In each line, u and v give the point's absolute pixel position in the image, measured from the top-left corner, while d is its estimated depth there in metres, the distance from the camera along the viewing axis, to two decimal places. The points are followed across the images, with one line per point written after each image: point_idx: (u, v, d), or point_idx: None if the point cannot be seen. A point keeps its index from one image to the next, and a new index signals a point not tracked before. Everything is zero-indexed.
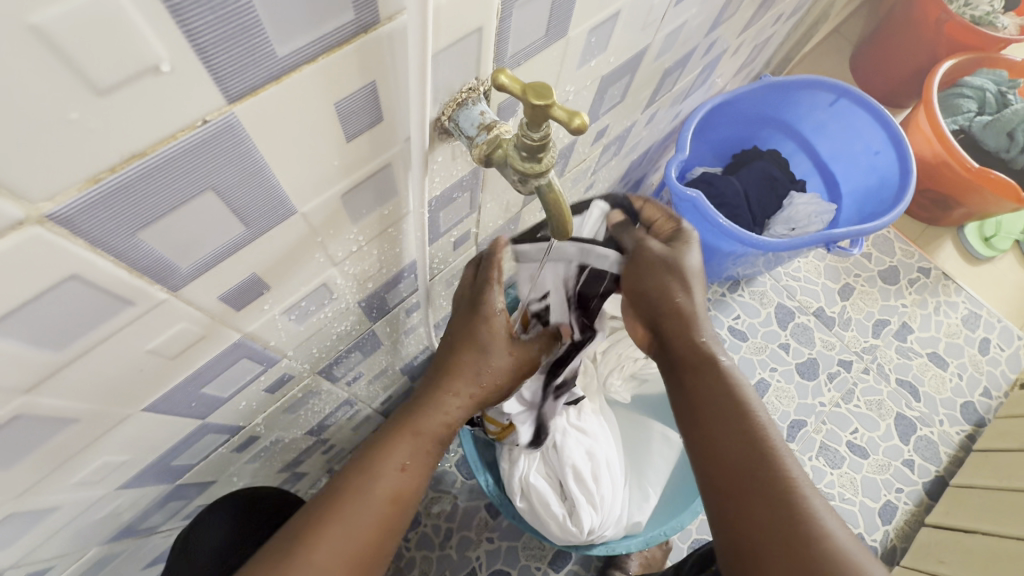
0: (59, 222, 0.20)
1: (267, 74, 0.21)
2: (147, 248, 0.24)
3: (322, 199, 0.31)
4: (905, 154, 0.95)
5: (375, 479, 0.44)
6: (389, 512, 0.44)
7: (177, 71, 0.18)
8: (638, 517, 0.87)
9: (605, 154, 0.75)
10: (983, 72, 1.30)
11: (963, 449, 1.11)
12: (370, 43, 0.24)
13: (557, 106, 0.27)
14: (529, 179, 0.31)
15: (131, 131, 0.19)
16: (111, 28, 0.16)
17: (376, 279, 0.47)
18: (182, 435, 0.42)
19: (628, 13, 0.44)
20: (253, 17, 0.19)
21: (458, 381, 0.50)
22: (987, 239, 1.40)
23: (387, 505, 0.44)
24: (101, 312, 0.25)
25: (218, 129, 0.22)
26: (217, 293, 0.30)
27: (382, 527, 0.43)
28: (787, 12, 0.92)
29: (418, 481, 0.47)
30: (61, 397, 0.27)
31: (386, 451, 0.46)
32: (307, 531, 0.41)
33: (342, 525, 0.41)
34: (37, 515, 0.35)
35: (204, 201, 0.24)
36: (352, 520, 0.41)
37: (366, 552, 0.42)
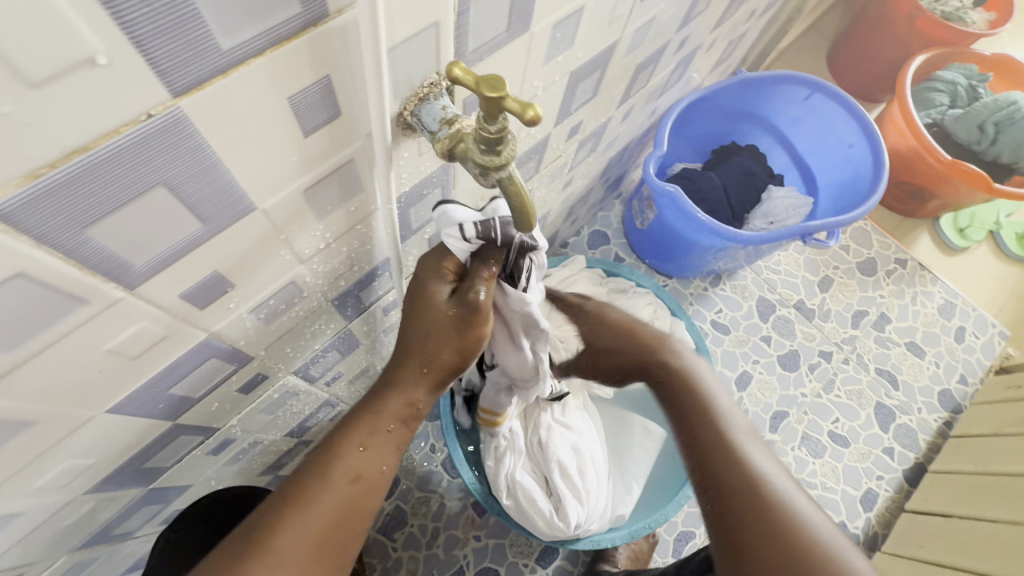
0: (0, 218, 0.19)
1: (213, 68, 0.21)
2: (99, 245, 0.24)
3: (283, 195, 0.31)
4: (878, 146, 0.97)
5: (333, 464, 0.40)
6: (350, 495, 0.40)
7: (115, 63, 0.18)
8: (622, 510, 0.88)
9: (581, 151, 0.75)
10: (954, 66, 1.33)
11: (941, 435, 1.14)
12: (321, 37, 0.24)
13: (511, 98, 0.27)
14: (490, 171, 0.32)
15: (71, 125, 0.19)
16: (39, 18, 0.16)
17: (348, 277, 0.47)
18: (152, 436, 0.41)
19: (593, 9, 0.44)
20: (192, 10, 0.19)
21: (414, 356, 0.42)
22: (962, 230, 1.43)
23: (348, 485, 0.40)
24: (54, 310, 0.25)
25: (164, 123, 0.21)
26: (178, 291, 0.30)
27: (342, 512, 0.39)
28: (760, 8, 0.93)
29: (379, 465, 0.42)
30: (16, 398, 0.27)
31: (345, 432, 0.41)
32: (269, 521, 0.38)
33: (298, 515, 0.38)
34: (1, 521, 0.34)
35: (156, 197, 0.24)
36: (310, 508, 0.38)
37: (326, 542, 0.39)
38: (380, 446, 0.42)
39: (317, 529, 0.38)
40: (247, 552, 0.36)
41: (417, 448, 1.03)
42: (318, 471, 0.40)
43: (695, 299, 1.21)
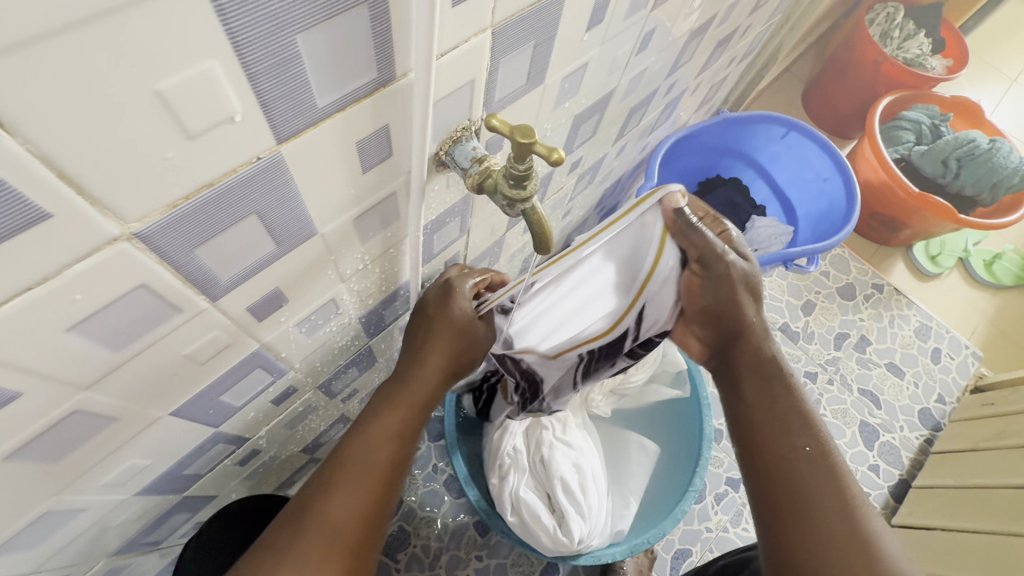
0: (142, 238, 0.24)
1: (308, 120, 0.27)
2: (201, 262, 0.28)
3: (338, 222, 0.36)
4: (850, 180, 1.05)
5: (369, 449, 0.44)
6: (386, 478, 0.44)
7: (246, 119, 0.23)
8: (622, 526, 0.91)
9: (580, 183, 0.82)
10: (918, 107, 1.44)
11: (923, 452, 1.18)
12: (388, 94, 0.30)
13: (538, 143, 0.33)
14: (516, 204, 0.37)
15: (206, 165, 0.24)
16: (206, 88, 0.21)
17: (376, 296, 0.52)
18: (197, 442, 0.45)
19: (596, 64, 0.51)
20: (305, 78, 0.24)
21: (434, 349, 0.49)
22: (933, 257, 1.52)
23: (385, 469, 0.44)
24: (156, 318, 0.29)
25: (268, 164, 0.27)
26: (247, 303, 0.35)
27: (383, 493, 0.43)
28: (739, 55, 1.02)
29: (409, 450, 0.46)
30: (109, 396, 0.31)
31: (378, 420, 0.45)
32: (313, 500, 0.41)
33: (344, 493, 0.41)
34: (65, 517, 0.38)
35: (249, 223, 0.29)
36: (356, 490, 0.42)
37: (369, 523, 0.42)
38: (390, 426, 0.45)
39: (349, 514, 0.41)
40: (298, 532, 0.39)
41: (420, 468, 1.06)
42: (356, 455, 0.43)
43: None
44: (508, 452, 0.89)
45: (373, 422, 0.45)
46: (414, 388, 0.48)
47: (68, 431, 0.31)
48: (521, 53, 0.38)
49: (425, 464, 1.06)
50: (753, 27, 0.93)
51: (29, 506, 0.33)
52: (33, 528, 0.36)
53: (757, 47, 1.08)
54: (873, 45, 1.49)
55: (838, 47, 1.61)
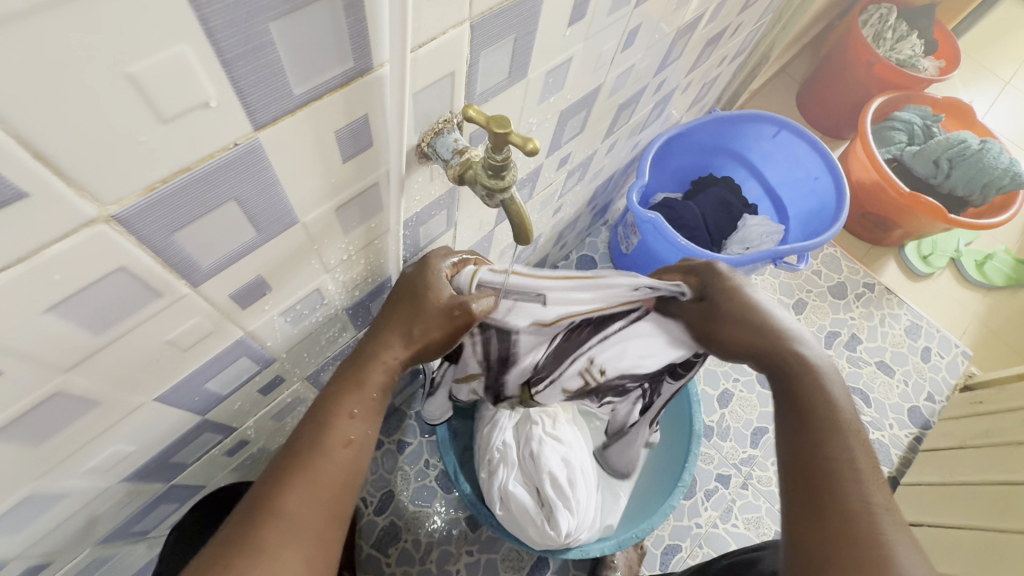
0: (119, 221, 0.25)
1: (284, 108, 0.27)
2: (180, 247, 0.29)
3: (319, 211, 0.37)
4: (840, 179, 1.06)
5: (327, 432, 0.44)
6: (346, 456, 0.44)
7: (221, 105, 0.24)
8: (611, 520, 0.92)
9: (570, 179, 0.83)
10: (910, 108, 1.45)
11: (912, 450, 1.19)
12: (365, 83, 0.30)
13: (514, 134, 0.34)
14: (495, 193, 0.38)
15: (182, 150, 0.24)
16: (178, 72, 0.22)
17: (362, 288, 0.53)
18: (183, 430, 0.46)
19: (580, 59, 0.51)
20: (278, 65, 0.25)
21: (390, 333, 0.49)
22: (926, 257, 1.53)
23: (344, 449, 0.44)
24: (137, 302, 0.30)
25: (245, 151, 0.27)
26: (229, 290, 0.35)
27: (343, 472, 0.44)
28: (730, 54, 1.03)
29: (369, 428, 0.47)
30: (92, 379, 0.32)
31: (334, 403, 0.46)
32: (272, 488, 0.41)
33: (302, 479, 0.42)
34: (49, 502, 0.38)
35: (227, 209, 0.30)
36: (314, 474, 0.42)
37: (330, 505, 0.42)
38: (351, 410, 0.46)
39: (315, 497, 0.42)
40: (258, 520, 0.39)
41: (412, 463, 1.06)
42: (314, 439, 0.44)
43: None
44: (497, 447, 0.90)
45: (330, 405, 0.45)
46: (372, 368, 0.48)
47: (50, 413, 0.31)
48: (501, 47, 0.39)
49: (417, 459, 1.06)
50: (744, 26, 0.94)
51: (14, 488, 0.34)
52: (19, 511, 0.36)
53: (749, 46, 1.09)
54: (865, 46, 1.50)
55: (832, 48, 1.62)
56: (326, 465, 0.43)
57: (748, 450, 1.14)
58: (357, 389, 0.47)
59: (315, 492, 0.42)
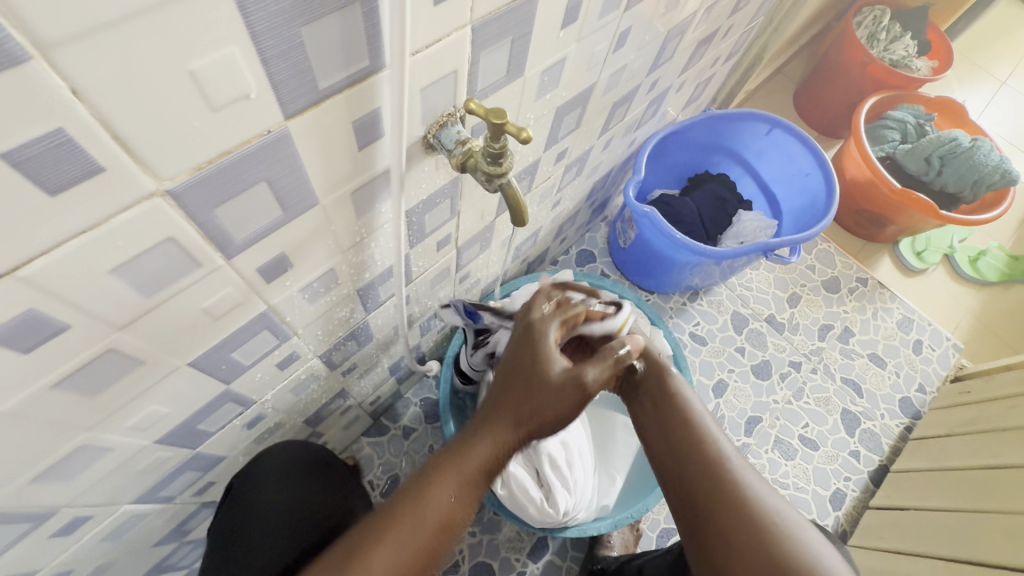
0: (172, 196, 0.29)
1: (310, 100, 0.32)
2: (219, 221, 0.33)
3: (337, 194, 0.41)
4: (830, 175, 1.10)
5: (424, 504, 0.51)
6: (438, 526, 0.51)
7: (258, 96, 0.28)
8: (607, 501, 0.96)
9: (568, 174, 0.87)
10: (903, 107, 1.49)
11: (902, 439, 1.23)
12: (379, 79, 0.35)
13: (509, 124, 0.38)
14: (494, 178, 0.42)
15: (226, 135, 0.29)
16: (227, 68, 0.26)
17: (372, 270, 0.57)
18: (210, 397, 0.50)
19: (574, 59, 0.56)
20: (307, 62, 0.29)
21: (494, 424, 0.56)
22: (919, 253, 1.56)
23: (437, 519, 0.51)
24: (181, 270, 0.34)
25: (276, 137, 0.32)
26: (256, 264, 0.40)
27: (430, 539, 0.50)
28: (724, 54, 1.07)
29: (461, 509, 0.53)
30: (139, 339, 0.36)
31: (433, 482, 0.52)
32: (371, 539, 0.49)
33: (395, 536, 0.49)
34: (94, 455, 0.43)
35: (259, 189, 0.34)
36: (404, 532, 0.50)
37: (418, 558, 0.50)
38: (446, 482, 0.52)
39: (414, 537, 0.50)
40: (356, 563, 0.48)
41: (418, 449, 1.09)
42: (410, 508, 0.51)
43: (674, 312, 1.31)
44: None
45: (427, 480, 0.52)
46: (472, 454, 0.54)
47: (103, 368, 0.36)
48: (499, 47, 0.43)
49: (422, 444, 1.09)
50: (735, 27, 0.98)
51: (68, 439, 0.38)
52: (70, 462, 0.41)
53: (742, 46, 1.13)
54: (860, 47, 1.53)
55: (828, 49, 1.66)
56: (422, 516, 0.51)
57: (742, 439, 1.18)
58: (457, 465, 0.53)
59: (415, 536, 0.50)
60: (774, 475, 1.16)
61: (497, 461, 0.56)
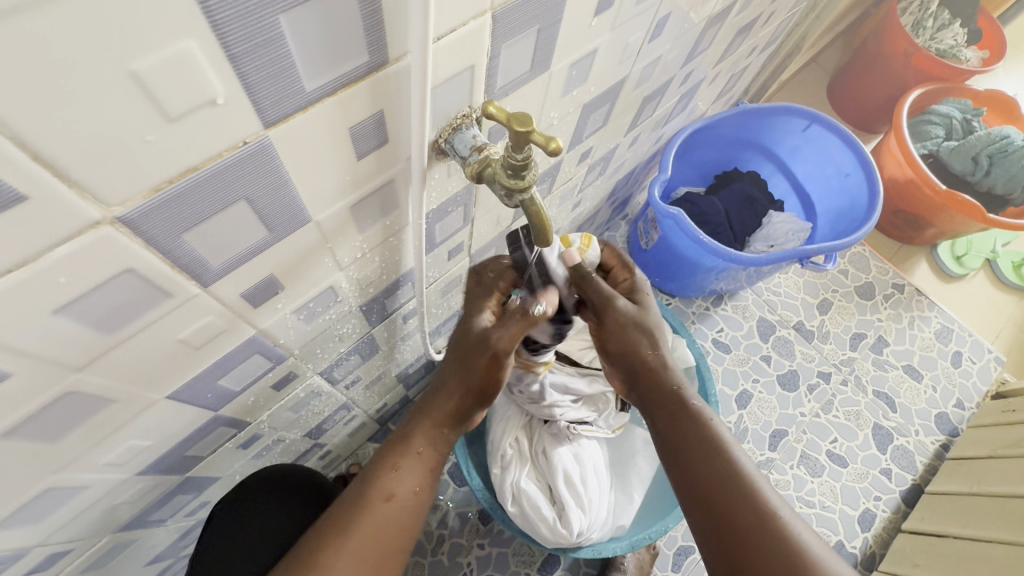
0: (125, 222, 0.24)
1: (297, 105, 0.26)
2: (189, 247, 0.28)
3: (333, 209, 0.35)
4: (873, 176, 1.02)
5: (371, 490, 0.49)
6: (387, 511, 0.48)
7: (229, 102, 0.23)
8: (623, 520, 0.91)
9: (591, 173, 0.80)
10: (949, 101, 1.38)
11: (938, 457, 1.16)
12: (381, 78, 0.29)
13: (536, 132, 0.32)
14: (514, 194, 0.36)
15: (189, 150, 0.23)
16: (184, 70, 0.20)
17: (377, 285, 0.52)
18: (197, 425, 0.45)
19: (606, 51, 0.49)
20: (289, 60, 0.24)
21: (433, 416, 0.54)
22: (959, 257, 1.46)
23: (384, 504, 0.49)
24: (146, 302, 0.29)
25: (255, 149, 0.26)
26: (241, 289, 0.35)
27: (387, 529, 0.48)
28: (761, 44, 0.99)
29: (413, 495, 0.50)
30: (103, 377, 0.31)
31: (385, 473, 0.50)
32: (312, 549, 0.46)
33: (343, 534, 0.46)
34: (65, 495, 0.38)
35: (238, 209, 0.29)
36: (358, 526, 0.47)
37: (377, 552, 0.47)
38: (411, 471, 0.51)
39: (377, 540, 0.47)
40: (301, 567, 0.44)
41: None
42: (354, 506, 0.48)
43: (697, 317, 1.25)
44: (510, 442, 0.89)
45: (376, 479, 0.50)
46: (421, 439, 0.53)
47: (62, 411, 0.31)
48: (524, 38, 0.37)
49: None
50: (776, 14, 0.90)
51: (29, 483, 0.34)
52: (36, 504, 0.36)
53: (781, 34, 1.04)
54: (903, 36, 1.43)
55: (867, 37, 1.55)
56: (376, 519, 0.48)
57: (766, 453, 1.12)
58: (402, 447, 0.52)
59: (374, 539, 0.47)
60: (800, 492, 1.09)
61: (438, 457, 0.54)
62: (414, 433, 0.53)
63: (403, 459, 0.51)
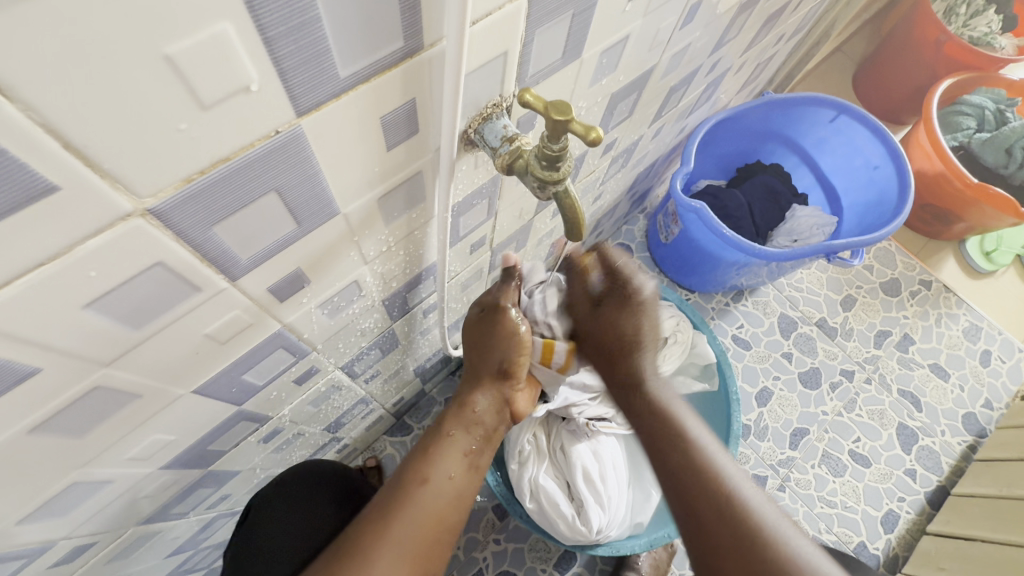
0: (156, 215, 0.23)
1: (330, 92, 0.25)
2: (220, 240, 0.27)
3: (361, 202, 0.34)
4: (904, 168, 0.98)
5: (409, 474, 0.50)
6: (425, 490, 0.49)
7: (263, 89, 0.22)
8: (642, 518, 0.89)
9: (613, 166, 0.79)
10: (981, 91, 1.33)
11: (964, 458, 1.13)
12: (415, 65, 0.28)
13: (575, 121, 0.31)
14: (548, 185, 0.35)
15: (222, 139, 0.22)
16: (218, 54, 0.20)
17: (400, 279, 0.51)
18: (220, 419, 0.45)
19: (637, 38, 0.48)
20: (323, 45, 0.22)
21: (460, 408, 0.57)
22: (987, 253, 1.41)
23: (422, 485, 0.49)
24: (175, 296, 0.28)
25: (287, 139, 0.25)
26: (268, 283, 0.34)
27: (429, 509, 0.48)
28: (789, 32, 0.96)
29: (450, 477, 0.51)
30: (130, 372, 0.31)
31: (421, 458, 0.52)
32: (359, 534, 0.45)
33: (387, 515, 0.46)
34: (92, 488, 0.38)
35: (269, 201, 0.28)
36: (400, 507, 0.47)
37: (424, 532, 0.47)
38: (446, 455, 0.52)
39: (420, 522, 0.47)
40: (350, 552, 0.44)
41: None
42: (394, 491, 0.48)
43: (716, 313, 1.22)
44: (528, 439, 0.87)
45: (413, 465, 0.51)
46: (453, 427, 0.55)
47: (89, 406, 0.30)
48: (558, 23, 0.35)
49: None
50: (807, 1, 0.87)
51: (56, 477, 0.34)
52: (63, 497, 0.36)
53: (810, 22, 1.01)
54: (935, 23, 1.38)
55: (896, 25, 1.50)
56: (418, 499, 0.48)
57: (786, 452, 1.10)
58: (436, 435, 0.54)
59: (419, 518, 0.47)
60: (821, 492, 1.07)
61: (472, 443, 0.55)
62: (444, 425, 0.56)
63: (435, 446, 0.53)
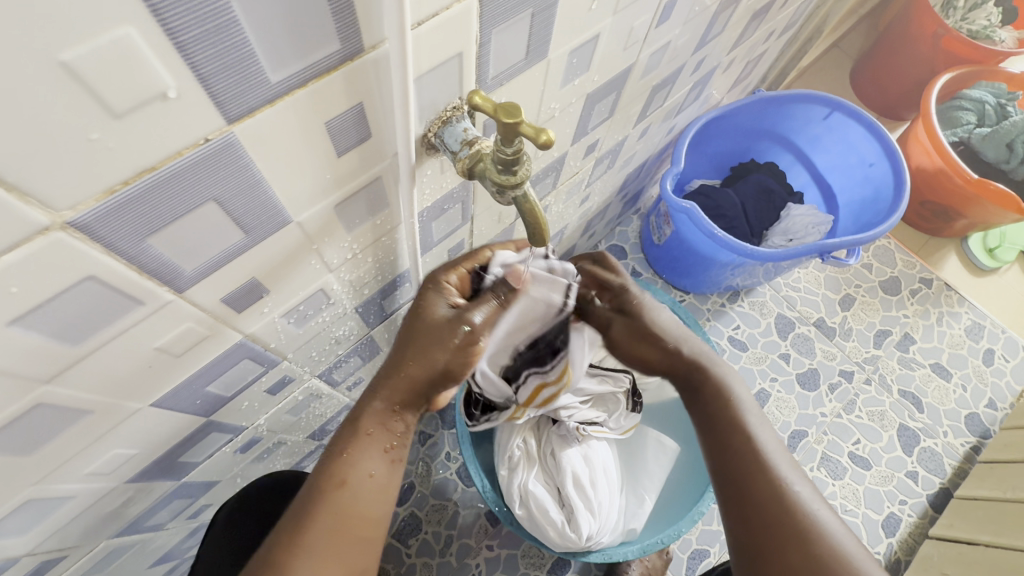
0: (79, 228, 0.22)
1: (262, 98, 0.24)
2: (156, 253, 0.26)
3: (316, 210, 0.34)
4: (899, 166, 0.97)
5: (322, 480, 0.45)
6: (337, 499, 0.45)
7: (183, 96, 0.21)
8: (634, 524, 0.87)
9: (598, 167, 0.77)
10: (981, 85, 1.30)
11: (968, 460, 1.11)
12: (357, 68, 0.27)
13: (526, 124, 0.30)
14: (507, 190, 0.35)
15: (144, 149, 0.22)
16: (126, 62, 0.19)
17: (372, 285, 0.50)
18: (188, 432, 0.44)
19: (608, 37, 0.46)
20: (246, 48, 0.22)
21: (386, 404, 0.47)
22: (991, 250, 1.38)
23: (336, 492, 0.45)
24: (114, 311, 0.27)
25: (220, 146, 0.24)
26: (220, 294, 0.33)
27: (344, 518, 0.45)
28: (780, 28, 0.94)
29: (367, 477, 0.46)
30: (74, 388, 0.30)
31: (334, 460, 0.46)
32: (275, 547, 0.43)
33: (300, 528, 0.43)
34: (52, 504, 0.38)
35: (208, 210, 0.27)
36: (311, 520, 0.44)
37: (342, 545, 0.44)
38: (364, 454, 0.46)
39: (336, 531, 0.44)
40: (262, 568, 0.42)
41: (433, 454, 1.05)
42: (310, 499, 0.45)
43: (713, 313, 1.20)
44: (518, 445, 0.85)
45: (325, 470, 0.45)
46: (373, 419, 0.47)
47: (34, 424, 0.30)
48: (517, 22, 0.34)
49: (439, 450, 1.05)
50: None
51: (10, 494, 0.33)
52: (20, 514, 0.36)
53: (801, 18, 1.00)
54: (932, 16, 1.35)
55: (894, 19, 1.48)
56: (331, 507, 0.44)
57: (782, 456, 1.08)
58: (351, 433, 0.47)
59: (333, 531, 0.44)
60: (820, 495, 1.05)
61: (397, 433, 0.48)
62: (362, 418, 0.47)
63: (352, 444, 0.46)
